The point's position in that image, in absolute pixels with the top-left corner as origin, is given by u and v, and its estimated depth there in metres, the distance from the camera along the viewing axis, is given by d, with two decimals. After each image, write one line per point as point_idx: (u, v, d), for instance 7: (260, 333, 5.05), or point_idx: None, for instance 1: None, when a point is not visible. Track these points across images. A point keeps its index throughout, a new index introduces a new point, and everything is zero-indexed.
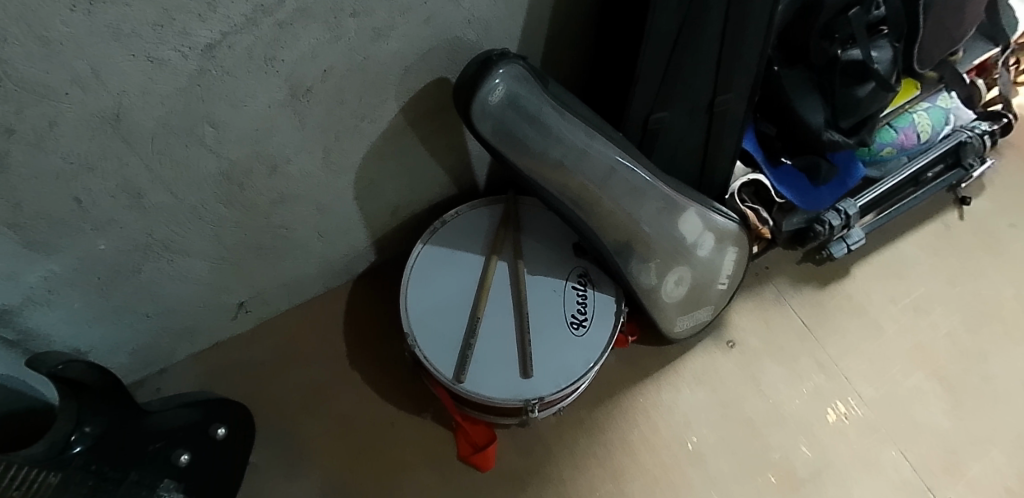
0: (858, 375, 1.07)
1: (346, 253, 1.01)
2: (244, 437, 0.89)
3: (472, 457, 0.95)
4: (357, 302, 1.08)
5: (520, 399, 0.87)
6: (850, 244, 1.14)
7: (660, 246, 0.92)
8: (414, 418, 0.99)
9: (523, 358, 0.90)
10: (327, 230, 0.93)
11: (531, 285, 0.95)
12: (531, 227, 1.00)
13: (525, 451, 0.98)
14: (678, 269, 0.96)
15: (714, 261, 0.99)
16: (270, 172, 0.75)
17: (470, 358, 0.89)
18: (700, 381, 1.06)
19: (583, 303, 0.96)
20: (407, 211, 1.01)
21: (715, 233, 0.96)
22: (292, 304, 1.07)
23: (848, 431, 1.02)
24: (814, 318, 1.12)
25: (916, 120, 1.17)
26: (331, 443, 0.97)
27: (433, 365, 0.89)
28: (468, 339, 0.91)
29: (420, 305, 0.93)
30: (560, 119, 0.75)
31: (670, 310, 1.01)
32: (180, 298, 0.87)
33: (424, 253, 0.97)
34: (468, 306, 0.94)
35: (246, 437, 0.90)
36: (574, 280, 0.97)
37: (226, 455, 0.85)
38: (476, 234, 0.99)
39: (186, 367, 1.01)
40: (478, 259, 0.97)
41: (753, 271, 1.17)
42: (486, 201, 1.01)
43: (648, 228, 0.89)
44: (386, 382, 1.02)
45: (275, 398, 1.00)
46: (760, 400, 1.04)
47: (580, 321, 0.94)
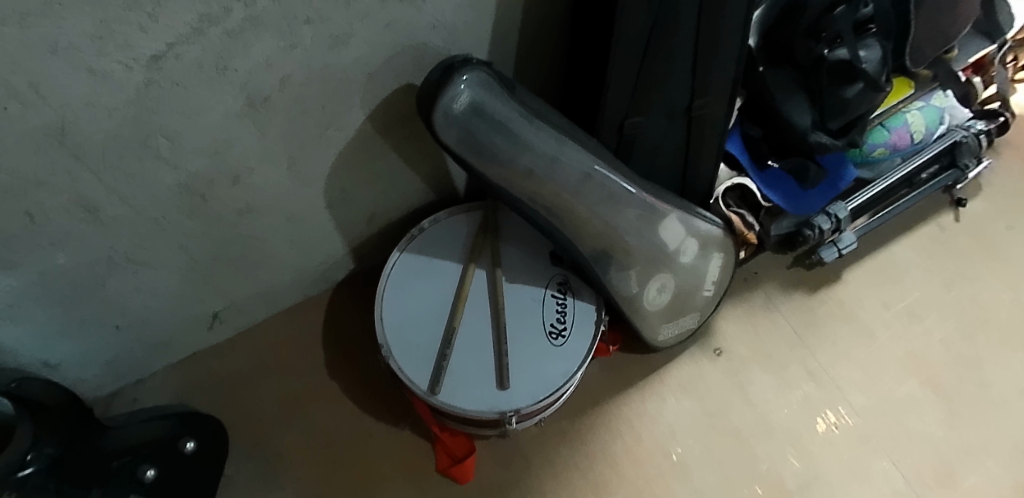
0: (849, 383, 1.04)
1: (323, 261, 1.00)
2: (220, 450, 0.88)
3: (451, 469, 0.94)
4: (335, 312, 1.06)
5: (496, 411, 0.85)
6: (841, 248, 1.10)
7: (639, 255, 0.89)
8: (392, 430, 0.98)
9: (499, 369, 0.88)
10: (301, 238, 0.91)
11: (510, 293, 0.93)
12: (510, 235, 0.97)
13: (505, 463, 0.97)
14: (660, 277, 0.93)
15: (699, 267, 0.97)
16: (233, 182, 0.74)
17: (445, 368, 0.87)
18: (686, 390, 1.03)
19: (563, 312, 0.93)
20: (384, 219, 0.99)
21: (698, 239, 0.95)
22: (269, 314, 1.05)
23: (838, 441, 1.00)
24: (804, 325, 1.09)
25: (909, 120, 1.14)
26: (308, 454, 0.96)
27: (408, 377, 0.87)
28: (444, 349, 0.89)
29: (395, 315, 0.91)
30: (528, 126, 0.73)
31: (654, 319, 0.98)
32: (151, 311, 0.86)
33: (400, 261, 0.94)
34: (444, 316, 0.92)
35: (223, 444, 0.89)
36: (553, 289, 0.95)
37: (201, 468, 0.84)
38: (454, 242, 0.97)
39: (162, 377, 0.99)
40: (455, 267, 0.95)
41: (741, 277, 1.12)
42: (465, 208, 0.99)
43: (628, 236, 0.87)
44: (364, 393, 1.00)
45: (251, 411, 0.98)
46: (748, 410, 1.01)
47: (559, 330, 0.92)
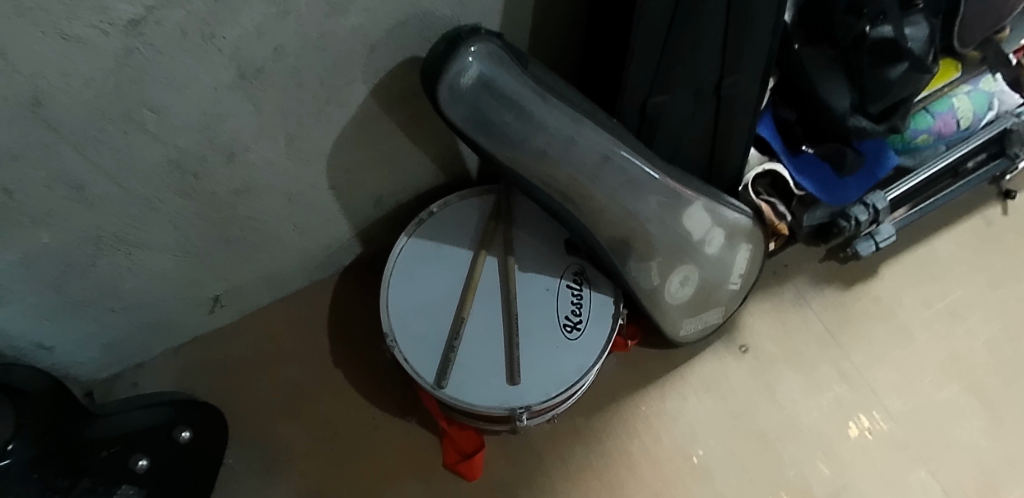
0: (885, 386, 0.97)
1: (328, 246, 0.95)
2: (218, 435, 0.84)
3: (458, 466, 0.89)
4: (340, 298, 1.01)
5: (506, 407, 0.80)
6: (878, 242, 1.02)
7: (661, 245, 0.83)
8: (397, 423, 0.93)
9: (510, 363, 0.83)
10: (303, 220, 0.86)
11: (522, 283, 0.88)
12: (524, 220, 0.92)
13: (515, 461, 0.92)
14: (683, 268, 0.87)
15: (725, 258, 0.91)
16: (228, 160, 0.70)
17: (452, 361, 0.82)
18: (708, 389, 0.97)
19: (579, 304, 0.87)
20: (391, 203, 0.94)
21: (725, 228, 0.89)
22: (273, 300, 1.00)
23: (872, 448, 0.93)
24: (837, 323, 1.02)
25: (956, 104, 1.05)
26: (311, 446, 0.92)
27: (413, 369, 0.82)
28: (451, 341, 0.84)
29: (401, 303, 0.86)
30: (542, 103, 0.67)
31: (675, 314, 0.91)
32: (147, 294, 0.82)
33: (407, 247, 0.90)
34: (452, 306, 0.87)
35: (218, 434, 0.84)
36: (569, 279, 0.89)
37: (193, 459, 0.79)
38: (464, 227, 0.91)
39: (162, 362, 0.96)
40: (466, 254, 0.90)
41: (770, 270, 1.05)
42: (478, 191, 0.93)
43: (649, 224, 0.81)
44: (369, 383, 0.96)
45: (251, 400, 0.94)
46: (775, 412, 0.95)
47: (574, 323, 0.86)
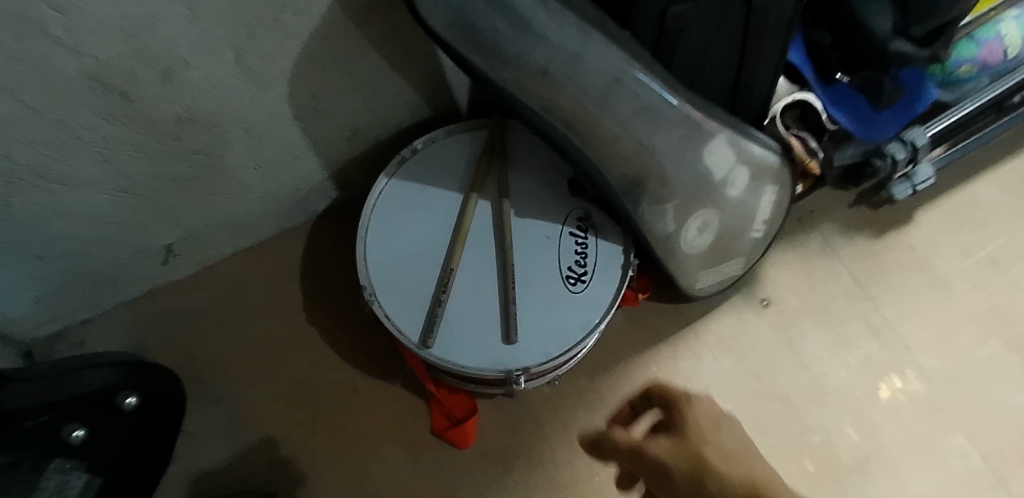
0: (920, 343, 0.88)
1: (297, 189, 0.83)
2: (163, 400, 0.76)
3: (449, 433, 0.81)
4: (315, 250, 0.90)
5: (501, 370, 0.70)
6: (916, 184, 0.91)
7: (679, 184, 0.72)
8: (380, 386, 0.84)
9: (506, 320, 0.73)
10: (264, 156, 0.74)
11: (519, 229, 0.77)
12: (520, 158, 0.80)
13: (512, 427, 0.83)
14: (702, 212, 0.76)
15: (749, 201, 0.80)
16: (163, 78, 0.57)
17: (440, 318, 0.72)
18: (725, 347, 0.87)
19: (583, 254, 0.77)
20: (368, 139, 0.82)
21: (751, 166, 0.77)
22: (238, 250, 0.89)
23: (904, 410, 0.85)
24: (868, 273, 0.92)
25: (1005, 29, 0.86)
26: (284, 412, 0.83)
27: (395, 326, 0.73)
28: (438, 295, 0.74)
29: (380, 254, 0.76)
30: (543, 8, 0.55)
31: (691, 265, 0.81)
32: (83, 241, 0.71)
33: (388, 190, 0.78)
34: (440, 256, 0.76)
35: (168, 393, 0.77)
36: (573, 225, 0.78)
37: (135, 423, 0.72)
38: (453, 166, 0.80)
39: (114, 319, 0.86)
40: (455, 197, 0.79)
41: (795, 216, 0.94)
42: (470, 125, 0.82)
43: (666, 160, 0.69)
44: (348, 344, 0.86)
45: (217, 362, 0.85)
46: (800, 372, 0.86)
47: (579, 275, 0.76)
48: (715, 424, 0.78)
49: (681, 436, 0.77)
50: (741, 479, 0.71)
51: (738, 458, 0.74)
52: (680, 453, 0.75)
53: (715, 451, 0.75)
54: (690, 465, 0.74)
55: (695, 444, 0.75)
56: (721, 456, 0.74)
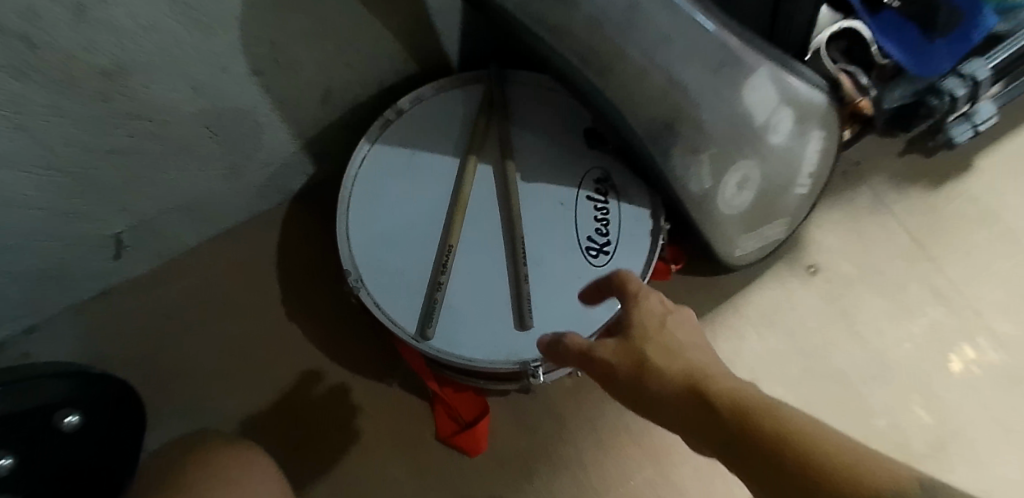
0: (992, 306, 0.77)
1: (266, 165, 0.71)
2: (111, 421, 0.64)
3: (456, 438, 0.70)
4: (291, 237, 0.78)
5: (515, 362, 0.59)
6: (978, 125, 0.79)
7: (718, 131, 0.60)
8: (376, 387, 0.73)
9: (518, 303, 0.61)
10: (221, 122, 0.62)
11: (526, 196, 0.65)
12: (524, 114, 0.68)
13: (530, 429, 0.73)
14: (742, 165, 0.64)
15: (794, 150, 0.68)
16: (76, 16, 0.42)
17: (439, 304, 0.61)
18: (770, 322, 0.77)
19: (605, 221, 0.65)
20: (344, 102, 0.70)
21: (797, 108, 0.64)
22: (203, 239, 0.78)
23: (979, 384, 0.74)
24: (925, 230, 0.80)
25: None
26: (265, 424, 0.72)
27: (387, 316, 0.61)
28: (437, 277, 0.62)
29: (365, 232, 0.64)
30: None
31: (730, 228, 0.69)
32: (7, 236, 0.59)
33: (371, 158, 0.66)
34: (436, 233, 0.65)
35: (118, 412, 0.65)
36: (590, 188, 0.66)
37: (75, 449, 0.60)
38: (446, 127, 0.68)
39: (63, 324, 0.74)
40: (451, 162, 0.67)
41: (840, 170, 0.83)
42: (462, 80, 0.70)
43: (702, 101, 0.57)
44: (337, 341, 0.75)
45: (187, 370, 0.74)
46: (858, 346, 0.76)
47: (601, 246, 0.64)
48: (663, 320, 0.40)
49: (637, 334, 0.40)
50: (683, 371, 0.36)
51: (686, 346, 0.38)
52: (634, 354, 0.38)
53: (657, 348, 0.38)
54: (666, 365, 0.37)
55: (636, 340, 0.39)
56: (663, 352, 0.38)
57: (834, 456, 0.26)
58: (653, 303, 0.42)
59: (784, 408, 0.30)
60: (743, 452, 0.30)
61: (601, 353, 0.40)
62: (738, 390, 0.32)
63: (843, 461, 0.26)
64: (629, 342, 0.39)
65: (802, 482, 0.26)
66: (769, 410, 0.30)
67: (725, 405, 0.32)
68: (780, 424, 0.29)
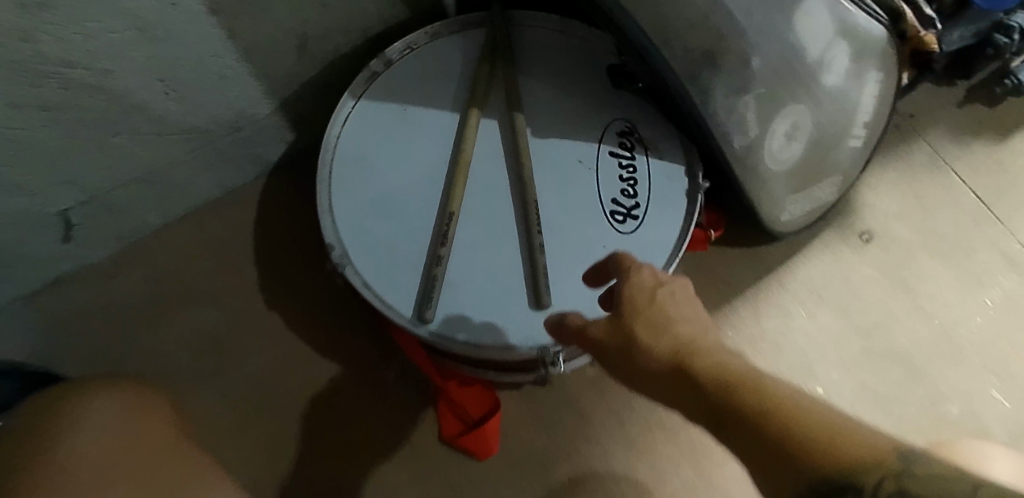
0: None
1: (236, 129, 0.62)
2: None
3: (462, 441, 0.60)
4: (273, 215, 0.69)
5: (533, 348, 0.50)
6: None
7: (767, 67, 0.50)
8: (376, 382, 0.65)
9: (533, 278, 0.52)
10: (176, 73, 0.52)
11: (539, 154, 0.56)
12: (533, 59, 0.59)
13: (550, 424, 0.64)
14: (791, 110, 0.55)
15: (848, 95, 0.58)
16: None
17: (439, 280, 0.51)
18: (821, 297, 0.68)
19: (632, 181, 0.55)
20: (325, 53, 0.59)
21: (853, 43, 0.55)
22: (170, 218, 0.68)
23: None
24: (993, 189, 0.71)
25: None
26: (242, 425, 0.63)
27: (378, 298, 0.52)
28: (436, 250, 0.52)
29: (350, 201, 0.55)
30: None
31: (775, 187, 0.60)
32: None
33: (355, 115, 0.57)
34: (435, 199, 0.55)
35: None
36: (613, 143, 0.56)
37: None
38: (442, 77, 0.58)
39: (10, 319, 0.65)
40: (450, 116, 0.57)
41: (896, 124, 0.73)
42: (461, 23, 0.60)
43: (750, 29, 0.48)
44: (332, 331, 0.66)
45: (156, 368, 0.64)
46: (921, 322, 0.67)
47: (628, 210, 0.55)
48: (657, 292, 0.35)
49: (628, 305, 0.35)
50: (675, 350, 0.32)
51: (679, 317, 0.34)
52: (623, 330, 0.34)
53: (648, 323, 0.34)
54: (655, 343, 0.33)
55: (626, 318, 0.34)
56: (652, 326, 0.33)
57: (820, 431, 0.23)
58: (647, 271, 0.37)
59: (781, 395, 0.26)
60: (727, 430, 0.27)
61: (589, 333, 0.36)
62: (725, 366, 0.29)
63: (828, 438, 0.23)
64: (618, 319, 0.35)
65: (780, 458, 0.24)
66: (752, 382, 0.27)
67: (708, 381, 0.28)
68: (766, 398, 0.26)
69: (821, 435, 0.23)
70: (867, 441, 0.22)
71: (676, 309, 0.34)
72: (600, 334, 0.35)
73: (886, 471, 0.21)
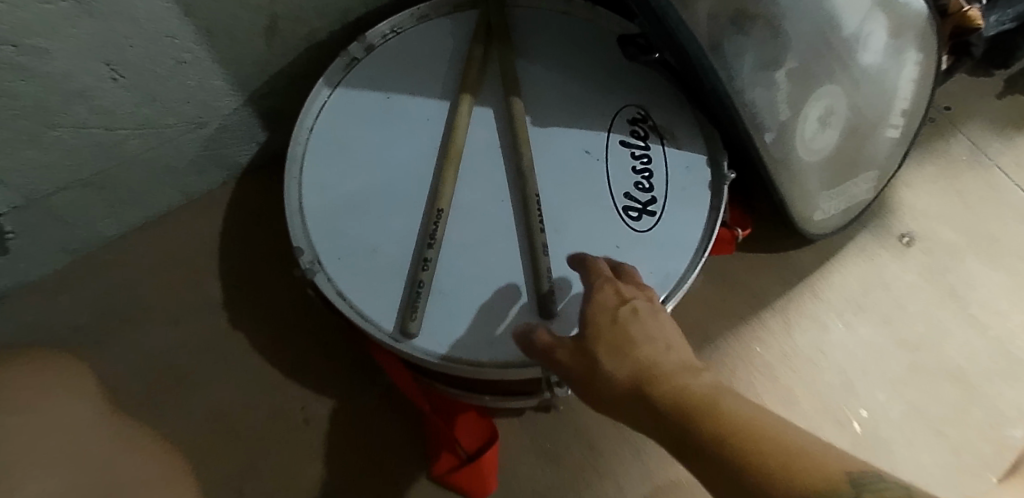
0: None
1: (199, 123, 0.55)
2: None
3: (456, 475, 0.52)
4: (249, 222, 0.63)
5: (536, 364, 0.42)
6: None
7: (799, 36, 0.45)
8: (360, 408, 0.57)
9: (535, 277, 0.44)
10: (125, 55, 0.44)
11: (540, 144, 0.49)
12: (533, 42, 0.53)
13: (556, 455, 0.56)
14: (828, 89, 0.48)
15: (887, 75, 0.51)
16: None
17: (424, 287, 0.43)
18: (861, 307, 0.61)
19: (647, 173, 0.48)
20: (300, 38, 0.53)
21: (891, 15, 0.49)
22: (127, 226, 0.61)
23: None
24: None
25: None
26: (200, 462, 0.55)
27: (355, 310, 0.44)
28: (423, 253, 0.45)
29: (325, 199, 0.47)
30: None
31: (808, 180, 0.53)
32: None
33: (332, 104, 0.50)
34: (422, 195, 0.48)
35: None
36: (624, 130, 0.49)
37: None
38: (430, 62, 0.52)
39: None
40: (439, 104, 0.51)
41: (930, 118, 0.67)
42: (452, 5, 0.54)
43: None
44: (312, 351, 0.59)
45: None
46: (973, 333, 0.60)
47: (643, 205, 0.47)
48: (624, 310, 0.33)
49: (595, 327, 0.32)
50: (638, 370, 0.29)
51: (645, 337, 0.31)
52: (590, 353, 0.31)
53: (613, 343, 0.31)
54: (619, 366, 0.30)
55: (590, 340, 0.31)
56: (615, 347, 0.31)
57: (775, 456, 0.21)
58: (615, 290, 0.35)
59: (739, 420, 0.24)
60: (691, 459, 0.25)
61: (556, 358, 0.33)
62: (685, 387, 0.27)
63: (782, 459, 0.21)
64: (584, 344, 0.32)
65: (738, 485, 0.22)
66: (710, 405, 0.25)
67: (668, 407, 0.26)
68: (721, 424, 0.24)
69: (777, 461, 0.21)
70: (820, 466, 0.21)
71: (643, 327, 0.32)
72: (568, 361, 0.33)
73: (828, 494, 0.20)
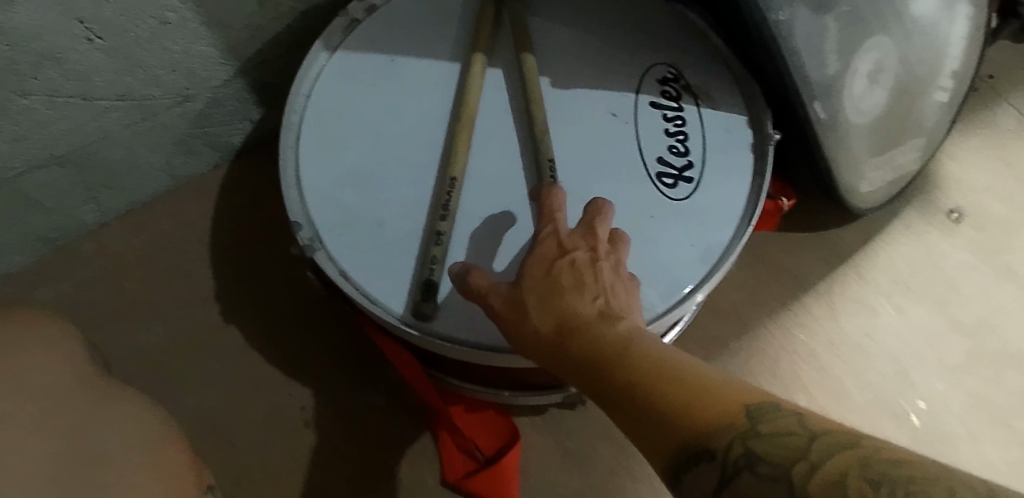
0: None
1: (186, 95, 0.50)
2: None
3: (472, 483, 0.46)
4: (242, 209, 0.58)
5: None
6: None
7: None
8: (364, 409, 0.51)
9: None
10: (101, 14, 0.39)
11: (561, 107, 0.44)
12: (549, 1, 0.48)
13: (582, 455, 0.50)
14: (879, 40, 0.44)
15: (942, 27, 0.47)
16: None
17: (437, 263, 0.38)
18: (909, 288, 0.56)
19: (681, 135, 0.43)
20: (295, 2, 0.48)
21: None
22: (107, 215, 0.57)
23: None
24: None
25: None
26: None
27: (359, 291, 0.39)
28: (435, 224, 0.40)
29: (322, 170, 0.42)
30: None
31: (857, 144, 0.48)
32: None
33: (331, 69, 0.45)
34: (432, 163, 0.43)
35: None
36: (654, 91, 0.45)
37: None
38: (439, 23, 0.48)
39: None
40: (450, 67, 0.46)
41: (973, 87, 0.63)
42: None
43: None
44: (309, 348, 0.53)
45: None
46: None
47: (678, 169, 0.42)
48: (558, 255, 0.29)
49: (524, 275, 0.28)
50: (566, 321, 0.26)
51: (576, 285, 0.27)
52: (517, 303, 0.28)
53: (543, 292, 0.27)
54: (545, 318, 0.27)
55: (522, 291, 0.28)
56: (546, 297, 0.27)
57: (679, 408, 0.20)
58: (554, 235, 0.30)
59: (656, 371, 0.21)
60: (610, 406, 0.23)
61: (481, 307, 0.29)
62: (608, 337, 0.24)
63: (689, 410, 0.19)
64: (514, 295, 0.28)
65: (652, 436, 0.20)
66: (629, 358, 0.23)
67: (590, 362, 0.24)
68: (640, 373, 0.22)
69: (683, 408, 0.20)
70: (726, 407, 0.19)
71: (577, 274, 0.28)
72: (493, 311, 0.29)
73: (734, 431, 0.18)
